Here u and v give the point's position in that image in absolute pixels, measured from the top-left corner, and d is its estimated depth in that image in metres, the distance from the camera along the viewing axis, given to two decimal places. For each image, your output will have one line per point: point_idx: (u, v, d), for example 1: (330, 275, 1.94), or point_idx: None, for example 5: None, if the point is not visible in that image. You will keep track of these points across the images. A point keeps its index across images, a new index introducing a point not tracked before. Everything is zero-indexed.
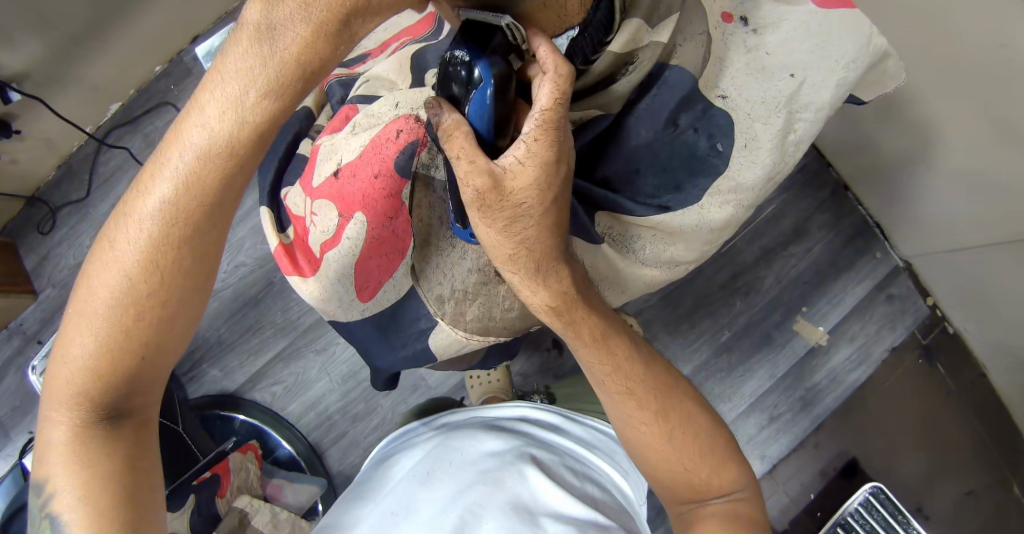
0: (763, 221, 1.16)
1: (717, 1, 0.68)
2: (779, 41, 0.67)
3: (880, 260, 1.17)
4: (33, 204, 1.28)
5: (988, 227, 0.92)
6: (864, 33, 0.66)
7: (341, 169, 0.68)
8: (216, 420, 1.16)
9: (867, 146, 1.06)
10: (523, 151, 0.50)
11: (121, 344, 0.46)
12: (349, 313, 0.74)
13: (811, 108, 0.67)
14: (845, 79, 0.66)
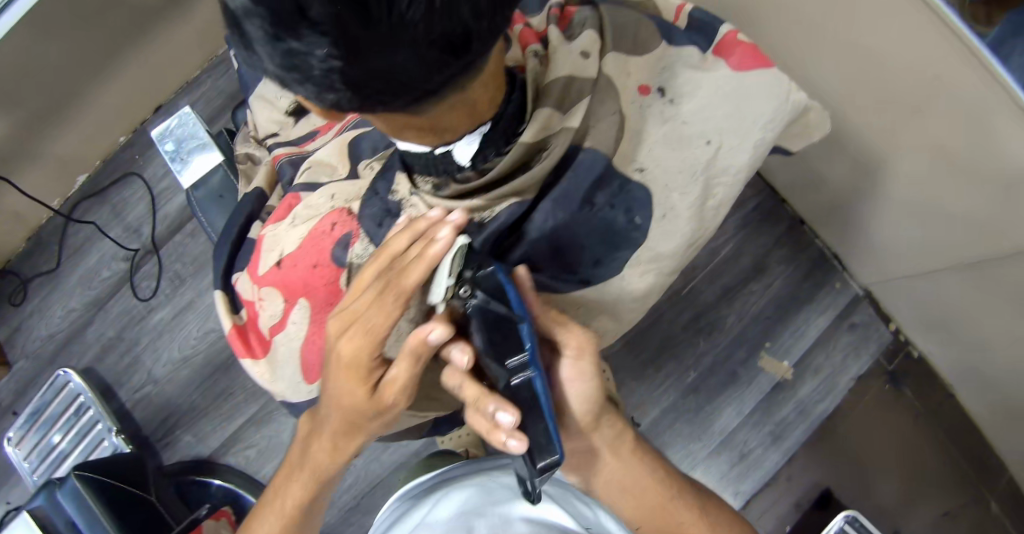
0: (721, 261, 1.20)
1: (632, 74, 0.70)
2: (696, 110, 0.68)
3: (840, 290, 1.19)
4: (3, 276, 1.28)
5: (938, 252, 0.93)
6: (782, 91, 0.68)
7: (285, 258, 0.70)
8: (191, 485, 1.16)
9: (818, 181, 1.09)
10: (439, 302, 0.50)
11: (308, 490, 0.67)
12: (295, 394, 0.75)
13: (728, 171, 0.69)
14: (762, 139, 0.68)
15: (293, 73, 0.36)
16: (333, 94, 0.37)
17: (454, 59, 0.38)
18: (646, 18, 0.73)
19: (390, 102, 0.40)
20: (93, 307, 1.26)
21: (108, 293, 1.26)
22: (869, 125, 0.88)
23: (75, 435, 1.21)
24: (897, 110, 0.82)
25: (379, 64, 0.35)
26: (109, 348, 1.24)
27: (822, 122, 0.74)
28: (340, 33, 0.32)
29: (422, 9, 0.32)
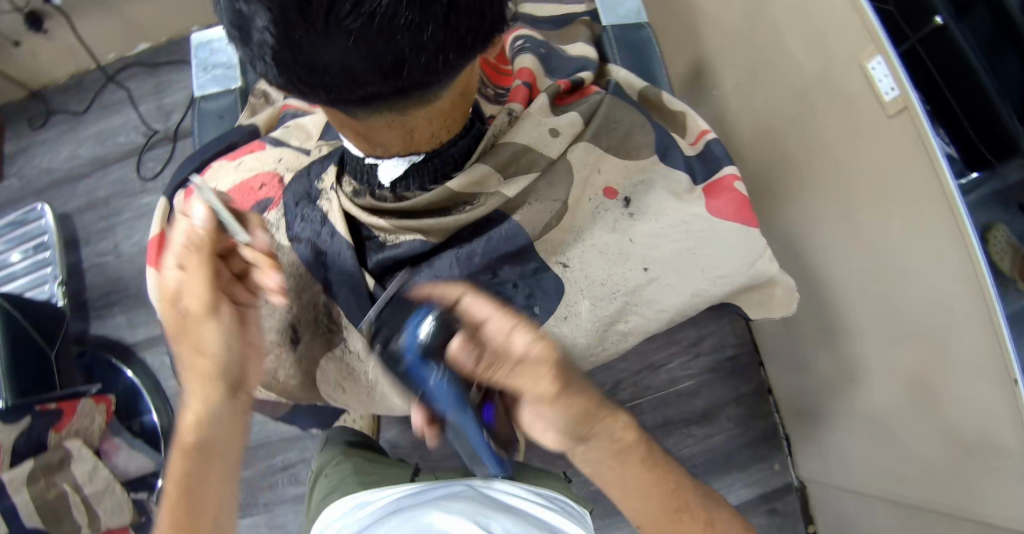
0: (674, 392, 1.14)
1: (604, 174, 0.74)
2: (648, 233, 0.71)
3: (776, 471, 1.11)
4: (35, 98, 1.32)
5: (887, 478, 0.86)
6: (746, 261, 0.70)
7: (214, 196, 0.76)
8: (105, 366, 1.13)
9: (798, 360, 1.02)
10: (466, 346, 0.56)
11: (200, 412, 0.55)
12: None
13: (654, 306, 0.71)
14: (699, 291, 0.70)
15: (238, 31, 0.38)
16: (267, 64, 0.40)
17: (384, 76, 0.40)
18: (651, 126, 0.77)
19: (320, 93, 0.42)
20: (96, 163, 1.28)
21: (115, 157, 1.28)
22: (865, 328, 0.84)
23: (25, 264, 1.17)
24: (898, 326, 0.77)
25: (312, 55, 0.37)
26: (91, 206, 1.26)
27: (788, 300, 0.75)
28: (279, 10, 0.35)
29: (357, 21, 0.35)
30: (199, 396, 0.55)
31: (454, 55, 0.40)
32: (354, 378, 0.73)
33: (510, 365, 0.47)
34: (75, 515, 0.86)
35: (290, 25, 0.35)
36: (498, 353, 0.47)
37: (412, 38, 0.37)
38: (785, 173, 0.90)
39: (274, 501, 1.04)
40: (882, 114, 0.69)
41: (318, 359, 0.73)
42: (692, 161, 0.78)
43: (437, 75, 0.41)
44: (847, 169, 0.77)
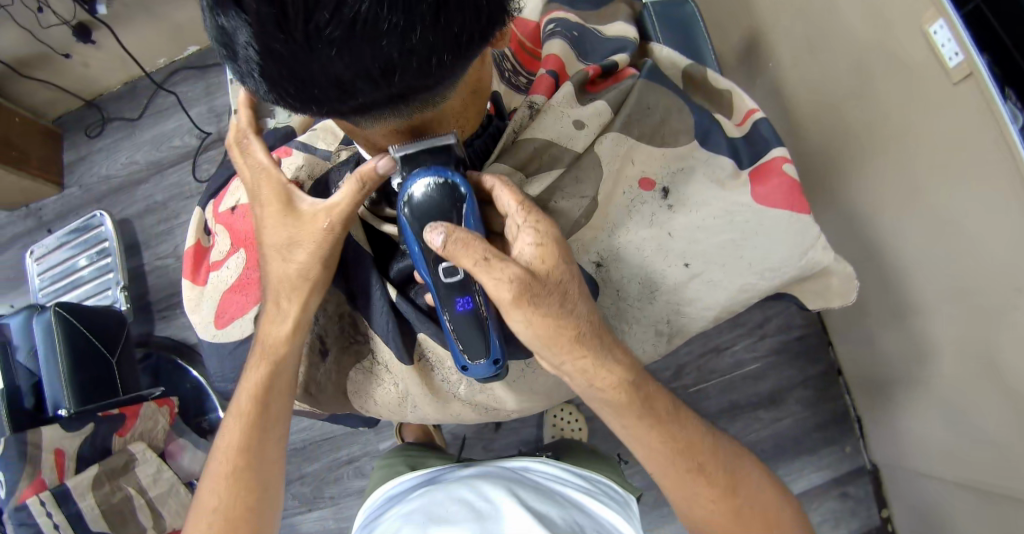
0: (739, 376, 1.06)
1: (638, 165, 0.69)
2: (688, 226, 0.68)
3: (848, 454, 1.02)
4: (89, 108, 1.37)
5: (967, 465, 0.78)
6: (795, 250, 0.67)
7: (240, 206, 0.79)
8: (172, 369, 1.19)
9: (869, 343, 0.94)
10: (533, 234, 0.54)
11: (254, 429, 0.65)
12: (202, 331, 0.78)
13: (696, 302, 0.69)
14: (747, 284, 0.68)
15: (225, 49, 0.39)
16: (257, 80, 0.40)
17: (376, 83, 0.39)
18: (691, 110, 0.71)
19: (313, 105, 0.42)
20: (153, 167, 1.32)
21: (171, 160, 1.32)
22: (942, 309, 0.76)
23: (91, 269, 1.23)
24: (971, 304, 0.71)
25: (298, 66, 0.38)
26: (150, 209, 1.30)
27: (846, 288, 0.71)
28: (257, 24, 0.35)
29: (338, 28, 0.35)
30: (252, 405, 0.66)
31: (449, 56, 0.39)
32: (384, 388, 0.73)
33: (480, 259, 0.50)
34: (140, 518, 0.92)
35: (271, 38, 0.36)
36: (468, 246, 0.50)
37: (400, 42, 0.36)
38: (846, 146, 0.83)
39: (340, 494, 1.07)
40: (948, 80, 0.63)
41: (354, 368, 0.73)
42: (737, 142, 0.73)
43: (433, 77, 0.41)
44: (915, 139, 0.71)
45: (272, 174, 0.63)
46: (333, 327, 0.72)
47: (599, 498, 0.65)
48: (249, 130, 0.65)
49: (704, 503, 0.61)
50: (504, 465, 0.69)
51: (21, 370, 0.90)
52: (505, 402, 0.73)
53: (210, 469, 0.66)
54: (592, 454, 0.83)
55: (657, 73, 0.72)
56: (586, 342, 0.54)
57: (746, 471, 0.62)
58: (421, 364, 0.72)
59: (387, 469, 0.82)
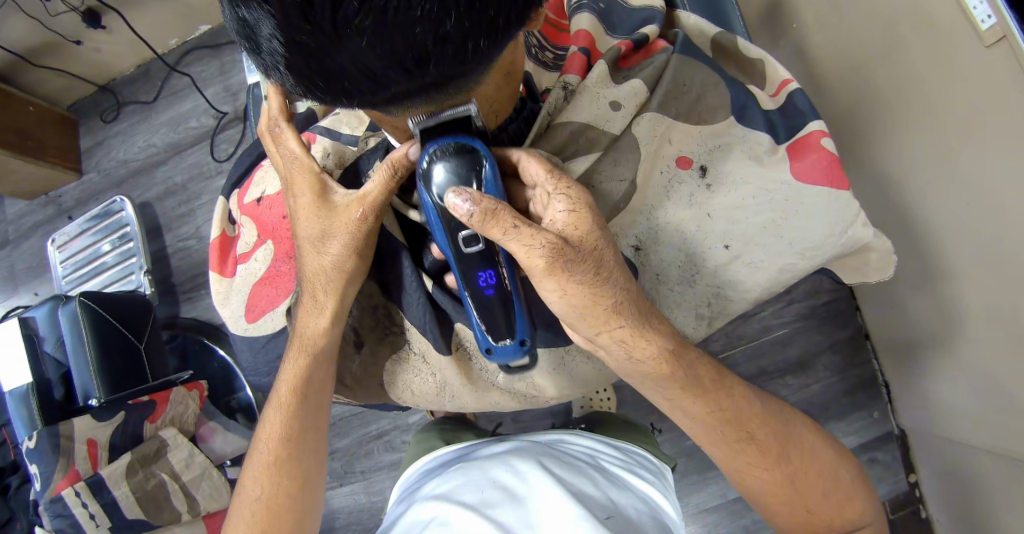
0: (767, 341, 1.05)
1: (674, 144, 0.68)
2: (727, 206, 0.67)
3: (876, 420, 1.02)
4: (103, 93, 1.37)
5: (997, 432, 0.77)
6: (837, 229, 0.65)
7: (265, 198, 0.79)
8: (200, 348, 1.20)
9: (898, 310, 0.92)
10: (566, 202, 0.52)
11: (293, 420, 0.66)
12: (232, 325, 0.79)
13: (736, 285, 0.67)
14: (788, 266, 0.66)
15: (247, 42, 0.38)
16: (282, 73, 0.39)
17: (408, 72, 0.38)
18: (726, 84, 0.69)
19: (342, 96, 0.41)
20: (171, 150, 1.32)
21: (188, 142, 1.32)
22: (975, 275, 0.74)
23: (115, 255, 1.24)
24: (1000, 269, 0.70)
25: (327, 58, 0.37)
26: (170, 192, 1.31)
27: (887, 264, 0.69)
28: (283, 15, 0.34)
29: (368, 17, 0.34)
30: (293, 396, 0.66)
31: (485, 41, 0.38)
32: (422, 378, 0.73)
33: (511, 227, 0.48)
34: (174, 501, 0.94)
35: (297, 29, 0.35)
36: (495, 216, 0.48)
37: (433, 29, 0.35)
38: (875, 108, 0.81)
39: (370, 468, 1.08)
40: (979, 44, 0.61)
41: (390, 360, 0.74)
42: (772, 115, 0.70)
43: (467, 64, 0.39)
44: (942, 106, 0.69)
45: (305, 164, 0.62)
46: (367, 319, 0.73)
47: (633, 470, 0.65)
48: (280, 117, 0.64)
49: (760, 472, 0.61)
50: (537, 439, 0.69)
51: (51, 362, 0.92)
52: (543, 390, 0.72)
53: (251, 459, 0.67)
54: (627, 425, 0.83)
55: (690, 46, 0.70)
56: (621, 311, 0.54)
57: (800, 436, 0.62)
58: (459, 354, 0.72)
59: (421, 443, 0.83)
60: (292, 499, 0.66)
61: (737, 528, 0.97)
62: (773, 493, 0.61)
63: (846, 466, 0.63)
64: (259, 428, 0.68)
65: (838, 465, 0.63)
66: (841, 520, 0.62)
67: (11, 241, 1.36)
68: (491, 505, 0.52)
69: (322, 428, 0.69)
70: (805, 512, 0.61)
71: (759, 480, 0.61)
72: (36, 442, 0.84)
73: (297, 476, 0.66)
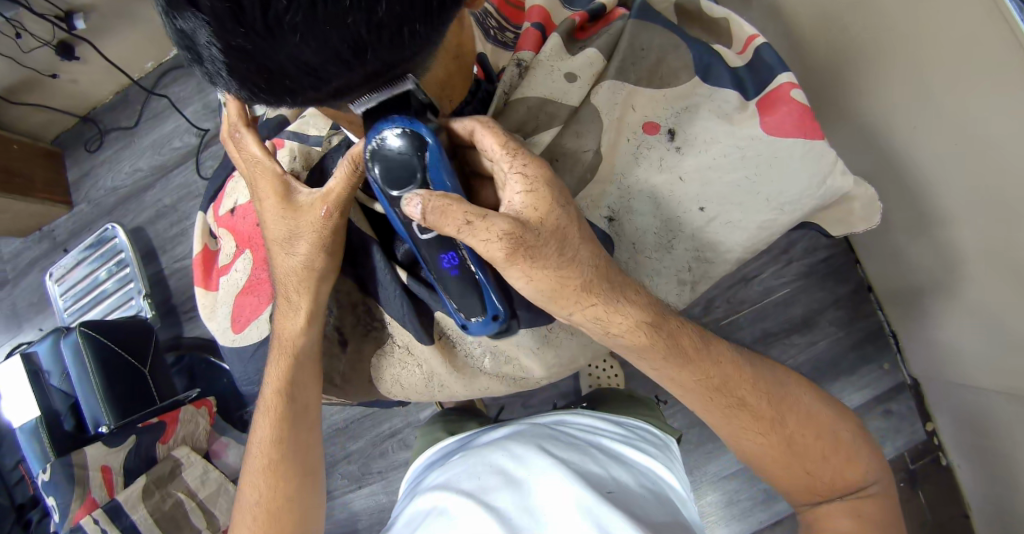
0: (769, 303, 1.05)
1: (638, 110, 0.68)
2: (700, 167, 0.66)
3: (886, 371, 1.01)
4: (85, 123, 1.36)
5: (1007, 371, 0.76)
6: (817, 179, 0.64)
7: (238, 207, 0.79)
8: (206, 366, 1.21)
9: (899, 260, 0.91)
10: (521, 182, 0.52)
11: (281, 426, 0.66)
12: (220, 338, 0.79)
13: (717, 245, 0.67)
14: (770, 222, 0.66)
15: (189, 52, 0.38)
16: (225, 81, 0.39)
17: (348, 65, 0.38)
18: (686, 45, 0.68)
19: (287, 97, 0.40)
20: (158, 172, 1.32)
21: (174, 162, 1.31)
22: (971, 217, 0.73)
23: (113, 281, 1.25)
24: (994, 200, 0.68)
25: (266, 60, 0.37)
26: (161, 215, 1.31)
27: (869, 210, 0.69)
28: (216, 20, 0.34)
29: (299, 13, 0.34)
30: (278, 400, 0.66)
31: (420, 24, 0.38)
32: (409, 371, 0.73)
33: (463, 222, 0.48)
34: (193, 521, 0.95)
35: (232, 34, 0.35)
36: (446, 212, 0.48)
37: (366, 18, 0.36)
38: (852, 58, 0.80)
39: (388, 468, 1.09)
40: None
41: (377, 351, 0.75)
42: (740, 71, 0.69)
43: (406, 49, 0.39)
44: (919, 46, 0.68)
45: (266, 166, 0.62)
46: (349, 317, 0.74)
47: (636, 444, 0.65)
48: (238, 122, 0.62)
49: (753, 437, 0.61)
50: (537, 421, 0.69)
51: (58, 393, 0.93)
52: (541, 375, 0.72)
53: (247, 468, 0.68)
54: (635, 400, 0.84)
55: (650, 9, 0.69)
56: (594, 289, 0.55)
57: (797, 398, 0.63)
58: (443, 343, 0.72)
59: (424, 437, 0.83)
60: (293, 503, 0.66)
61: (757, 493, 0.97)
62: (767, 456, 0.61)
63: (845, 425, 0.63)
64: (250, 437, 0.69)
65: (837, 422, 0.63)
66: (846, 481, 0.61)
67: (10, 279, 1.36)
68: (490, 491, 0.53)
69: (314, 429, 0.69)
70: (805, 474, 0.61)
71: (755, 444, 0.61)
72: (49, 473, 0.85)
73: (296, 480, 0.66)
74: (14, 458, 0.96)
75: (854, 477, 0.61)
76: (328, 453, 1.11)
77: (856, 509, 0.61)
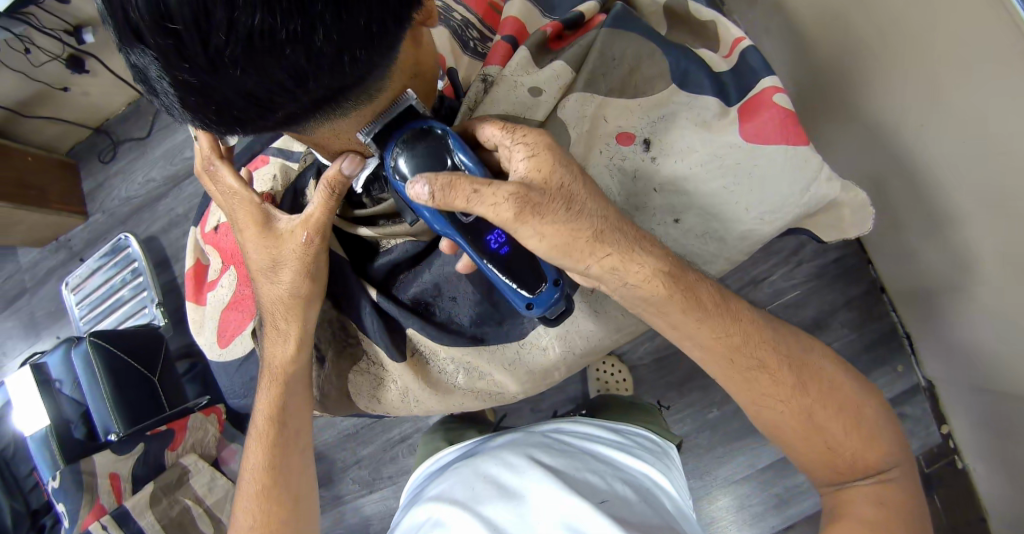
0: (780, 305, 1.02)
1: (611, 121, 0.67)
2: (674, 178, 0.66)
3: (900, 373, 0.98)
4: (98, 135, 1.39)
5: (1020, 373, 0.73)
6: (796, 187, 0.63)
7: (221, 226, 0.83)
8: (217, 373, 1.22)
9: (910, 260, 0.88)
10: (524, 150, 0.52)
11: (274, 447, 0.67)
12: (208, 352, 0.83)
13: (695, 255, 0.67)
14: (746, 233, 0.65)
15: (144, 85, 0.40)
16: (180, 111, 0.41)
17: (293, 93, 0.39)
18: (663, 51, 0.67)
19: (237, 127, 0.42)
20: (170, 182, 1.34)
21: (185, 172, 1.33)
22: (980, 215, 0.71)
23: (128, 289, 1.27)
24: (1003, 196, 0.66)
25: (211, 90, 0.38)
26: (173, 223, 1.33)
27: (861, 218, 0.67)
28: (161, 56, 0.36)
29: (237, 47, 0.35)
30: (271, 422, 0.67)
31: (361, 51, 0.39)
32: (385, 386, 0.74)
33: (471, 192, 0.48)
34: (200, 525, 0.96)
35: (178, 68, 0.37)
36: (455, 186, 0.48)
37: (304, 50, 0.37)
38: (855, 56, 0.78)
39: (398, 473, 1.09)
40: None
41: (352, 368, 0.75)
42: (723, 76, 0.68)
43: (350, 74, 0.40)
44: (921, 41, 0.66)
45: (245, 196, 0.62)
46: (324, 333, 0.74)
47: (632, 451, 0.64)
48: (212, 155, 0.63)
49: (774, 403, 0.61)
50: (537, 429, 0.69)
51: (69, 403, 0.95)
52: (509, 386, 0.72)
53: (240, 491, 0.68)
54: (632, 406, 0.83)
55: (626, 16, 0.68)
56: (606, 240, 0.54)
57: (817, 366, 0.62)
58: (416, 359, 0.72)
59: (426, 444, 0.84)
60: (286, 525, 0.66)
61: (770, 497, 0.93)
62: (789, 425, 0.61)
63: (871, 401, 0.62)
64: (243, 460, 0.69)
65: (863, 401, 0.62)
66: (868, 462, 0.60)
67: (29, 288, 1.39)
68: (483, 502, 0.53)
69: (306, 450, 0.70)
70: (824, 448, 0.61)
71: (776, 412, 0.61)
72: (59, 480, 0.87)
73: (289, 503, 0.67)
74: (28, 466, 0.99)
75: (875, 459, 0.60)
76: (339, 459, 1.12)
77: (880, 494, 0.59)
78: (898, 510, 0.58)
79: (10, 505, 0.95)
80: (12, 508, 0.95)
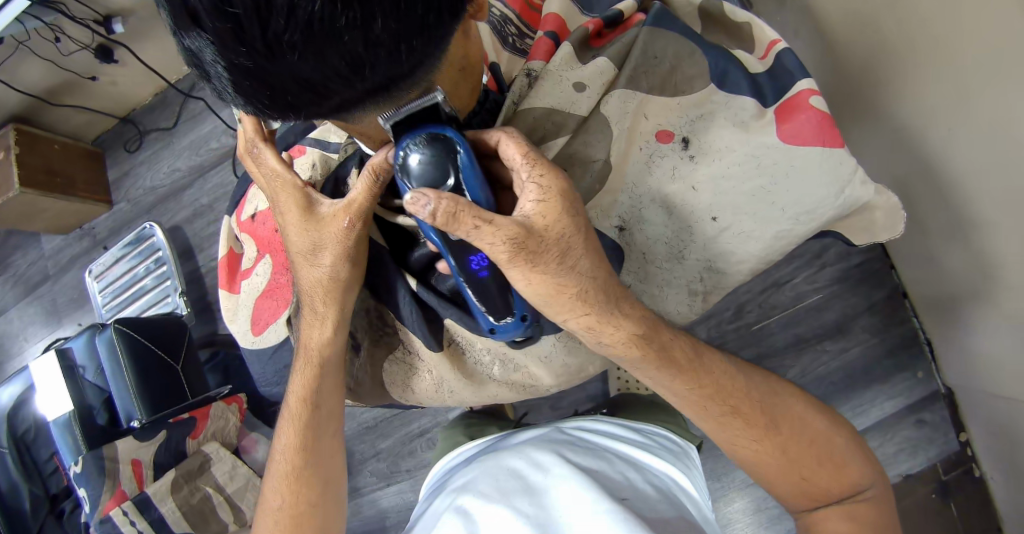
0: (802, 309, 1.01)
1: (649, 119, 0.67)
2: (712, 177, 0.66)
3: (920, 380, 0.97)
4: (125, 124, 1.41)
5: None
6: (838, 182, 0.63)
7: (257, 214, 0.84)
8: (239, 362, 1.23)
9: (935, 266, 0.87)
10: (537, 193, 0.50)
11: (304, 429, 0.69)
12: (241, 339, 0.85)
13: (731, 255, 0.67)
14: (782, 231, 0.65)
15: (197, 68, 0.41)
16: (233, 95, 0.42)
17: (346, 80, 0.40)
18: (703, 51, 0.67)
19: (289, 112, 0.43)
20: (196, 172, 1.35)
21: (211, 162, 1.34)
22: (1004, 222, 0.70)
23: (151, 278, 1.29)
24: None
25: (267, 76, 0.39)
26: (197, 214, 1.34)
27: (892, 219, 0.67)
28: (220, 40, 0.37)
29: (296, 33, 0.36)
30: (303, 405, 0.69)
31: (417, 39, 0.40)
32: (421, 376, 0.75)
33: (472, 227, 0.47)
34: (220, 514, 1.00)
35: (234, 52, 0.38)
36: (458, 218, 0.46)
37: (361, 37, 0.37)
38: (887, 59, 0.77)
39: (416, 467, 1.10)
40: None
41: (388, 357, 0.77)
42: (759, 78, 0.68)
43: (404, 63, 0.41)
44: (953, 44, 0.66)
45: (286, 179, 0.63)
46: (361, 322, 0.76)
47: (654, 451, 0.65)
48: (255, 137, 0.65)
49: (748, 444, 0.63)
50: (558, 426, 0.69)
51: (91, 387, 0.97)
52: (541, 379, 0.72)
53: (271, 470, 0.70)
54: (654, 406, 0.84)
55: (665, 15, 0.68)
56: (589, 300, 0.54)
57: (787, 408, 0.64)
58: (453, 350, 0.73)
59: (447, 439, 0.85)
60: (312, 505, 0.69)
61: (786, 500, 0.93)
62: (764, 461, 0.63)
63: (838, 430, 0.65)
64: (274, 439, 0.71)
65: (831, 432, 0.65)
66: (842, 486, 0.63)
67: (52, 275, 1.42)
68: (508, 493, 0.53)
69: (336, 435, 0.72)
70: (800, 480, 0.63)
71: (749, 451, 0.63)
72: (82, 466, 0.89)
73: (316, 484, 0.69)
74: (49, 451, 1.01)
75: (851, 484, 0.63)
76: (358, 451, 1.13)
77: (853, 512, 0.62)
78: (870, 525, 0.61)
79: (29, 489, 0.97)
80: (30, 494, 0.97)
